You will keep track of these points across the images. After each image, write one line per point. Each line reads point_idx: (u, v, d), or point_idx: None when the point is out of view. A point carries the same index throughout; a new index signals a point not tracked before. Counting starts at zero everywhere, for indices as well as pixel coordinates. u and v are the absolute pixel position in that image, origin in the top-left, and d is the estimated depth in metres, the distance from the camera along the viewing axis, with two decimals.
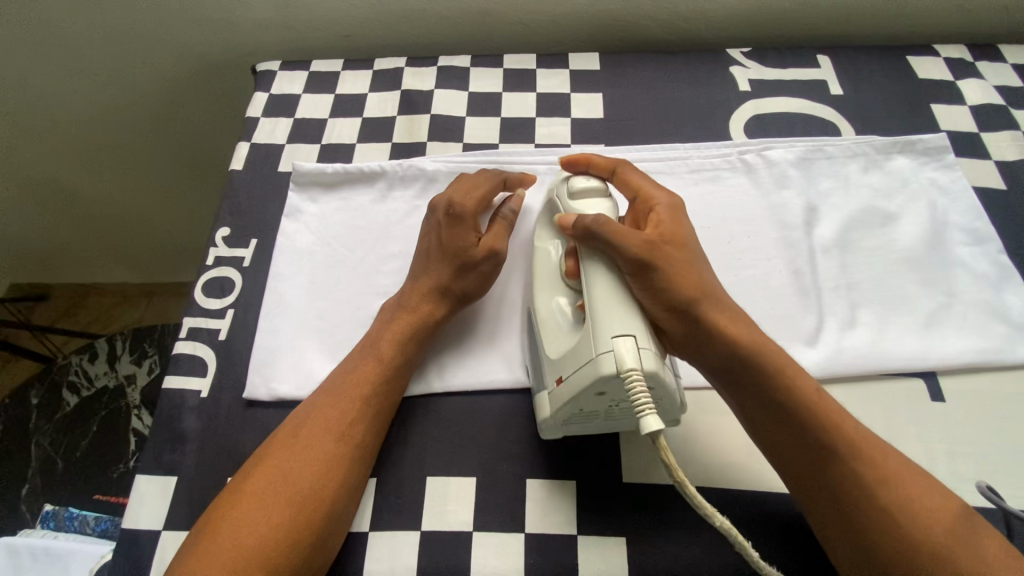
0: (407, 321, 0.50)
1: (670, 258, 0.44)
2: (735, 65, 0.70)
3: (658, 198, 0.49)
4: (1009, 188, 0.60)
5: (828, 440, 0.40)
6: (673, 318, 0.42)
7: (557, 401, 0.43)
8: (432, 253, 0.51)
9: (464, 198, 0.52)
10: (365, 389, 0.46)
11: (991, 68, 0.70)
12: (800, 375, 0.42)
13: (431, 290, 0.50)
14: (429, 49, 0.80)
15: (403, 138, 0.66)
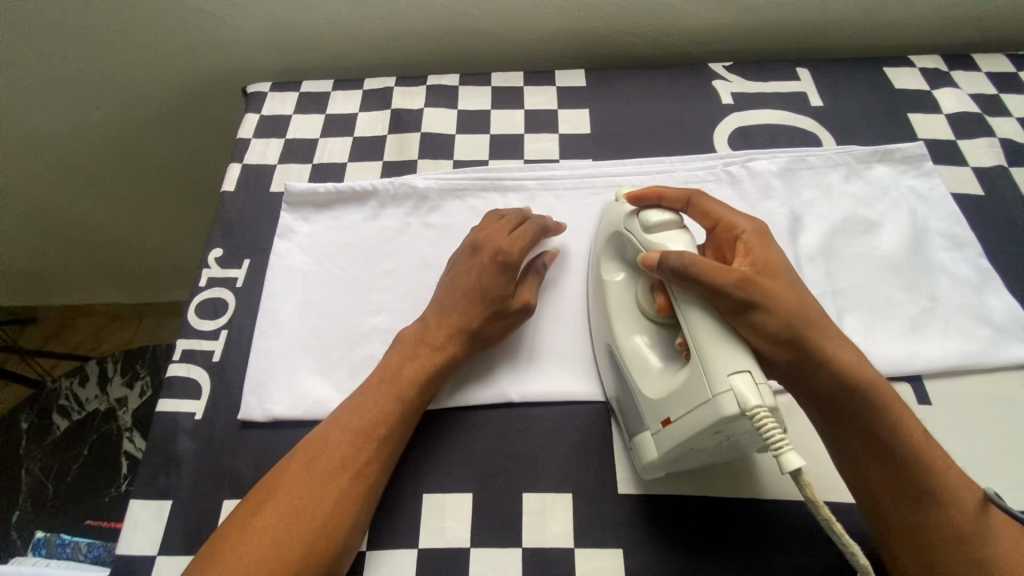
0: (433, 349, 0.50)
1: (772, 292, 0.42)
2: (717, 79, 0.71)
3: (743, 223, 0.46)
4: (987, 193, 0.62)
5: (908, 468, 0.42)
6: (780, 352, 0.42)
7: (666, 443, 0.42)
8: (471, 294, 0.51)
9: (510, 244, 0.52)
10: (387, 417, 0.46)
11: (965, 77, 0.72)
12: (889, 405, 0.43)
13: (460, 331, 0.50)
14: (418, 68, 0.82)
15: (394, 156, 0.67)
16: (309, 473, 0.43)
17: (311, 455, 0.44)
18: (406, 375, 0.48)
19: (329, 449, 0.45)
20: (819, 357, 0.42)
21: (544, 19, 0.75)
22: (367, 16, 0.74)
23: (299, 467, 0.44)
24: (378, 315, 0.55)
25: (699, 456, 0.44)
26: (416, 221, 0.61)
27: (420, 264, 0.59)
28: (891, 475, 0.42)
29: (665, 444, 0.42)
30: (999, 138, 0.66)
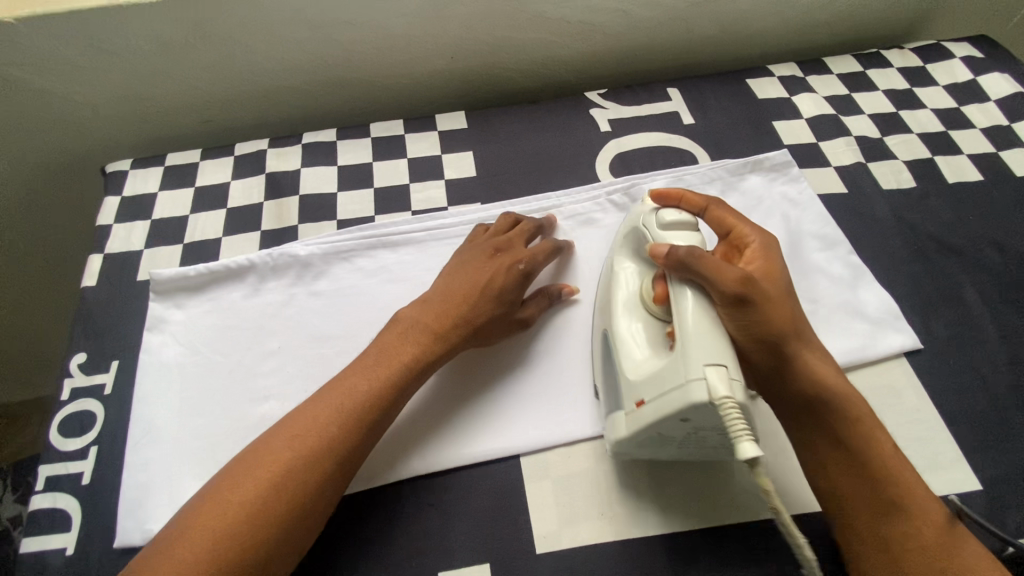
0: (411, 348, 0.49)
1: (769, 298, 0.44)
2: (594, 107, 0.73)
3: (751, 235, 0.48)
4: (850, 190, 0.66)
5: (874, 472, 0.43)
6: (763, 352, 0.44)
7: (638, 423, 0.43)
8: (488, 290, 0.52)
9: (535, 257, 0.55)
10: (352, 418, 0.45)
11: (819, 80, 0.76)
12: (865, 416, 0.45)
13: (470, 322, 0.51)
14: (298, 124, 0.79)
15: (273, 223, 0.63)
16: (270, 471, 0.42)
17: (275, 456, 0.42)
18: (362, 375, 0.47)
19: (292, 445, 0.43)
20: (800, 360, 0.45)
21: (418, 64, 0.74)
22: (232, 78, 0.71)
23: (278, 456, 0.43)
24: (266, 402, 0.52)
25: (666, 446, 0.45)
26: (301, 291, 0.58)
27: (309, 337, 0.55)
28: (863, 479, 0.43)
29: (634, 425, 0.43)
30: (854, 136, 0.70)
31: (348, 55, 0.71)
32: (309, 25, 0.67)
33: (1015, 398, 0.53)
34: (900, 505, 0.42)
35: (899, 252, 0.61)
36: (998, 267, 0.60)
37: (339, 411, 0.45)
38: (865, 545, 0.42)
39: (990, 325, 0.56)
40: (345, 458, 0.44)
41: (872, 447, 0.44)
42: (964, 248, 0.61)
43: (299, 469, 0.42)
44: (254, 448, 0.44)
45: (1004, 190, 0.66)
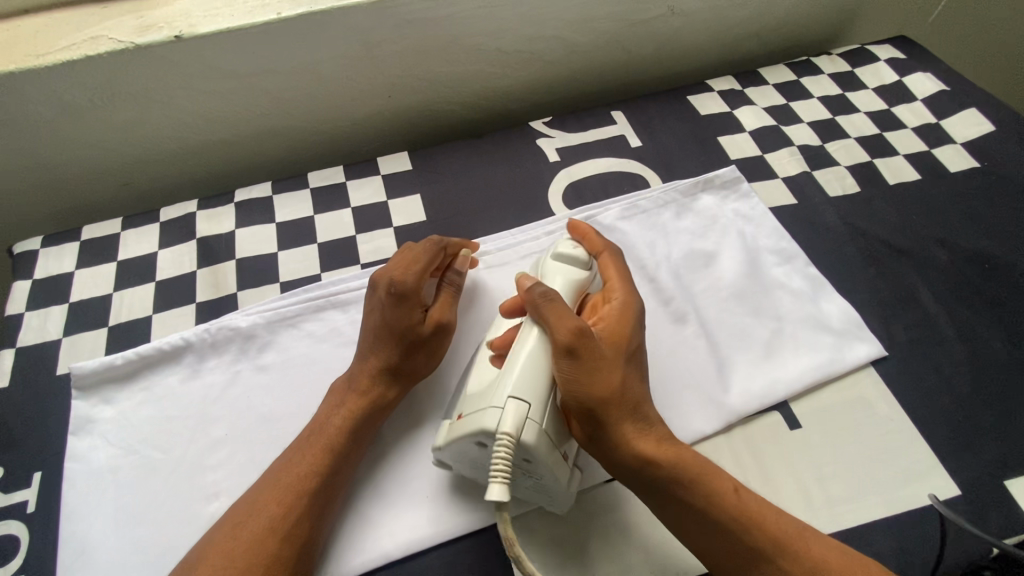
0: (336, 415, 0.47)
1: (601, 351, 0.44)
2: (540, 137, 0.72)
3: (616, 293, 0.49)
4: (798, 201, 0.66)
5: (724, 531, 0.41)
6: (587, 417, 0.43)
7: (446, 434, 0.44)
8: (378, 334, 0.48)
9: (404, 274, 0.49)
10: (292, 502, 0.42)
11: (758, 92, 0.77)
12: (702, 474, 0.43)
13: (378, 370, 0.48)
14: (229, 177, 0.74)
15: (209, 293, 0.58)
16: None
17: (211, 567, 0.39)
18: (303, 451, 0.45)
19: (229, 548, 0.40)
20: (626, 429, 0.43)
21: (353, 106, 0.71)
22: (149, 138, 0.66)
23: (247, 513, 0.42)
24: (216, 499, 0.47)
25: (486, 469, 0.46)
26: (245, 367, 0.53)
27: (258, 418, 0.51)
28: (718, 540, 0.42)
29: (445, 433, 0.44)
30: (797, 145, 0.71)
31: (276, 102, 0.67)
32: (229, 76, 0.63)
33: (979, 397, 0.53)
34: (757, 556, 0.41)
35: (853, 259, 0.62)
36: (946, 266, 0.61)
37: (283, 495, 0.42)
38: None
39: (947, 324, 0.57)
40: (293, 550, 0.41)
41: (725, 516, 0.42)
42: (913, 249, 0.62)
43: (273, 519, 0.41)
44: (236, 511, 0.42)
45: (941, 188, 0.67)
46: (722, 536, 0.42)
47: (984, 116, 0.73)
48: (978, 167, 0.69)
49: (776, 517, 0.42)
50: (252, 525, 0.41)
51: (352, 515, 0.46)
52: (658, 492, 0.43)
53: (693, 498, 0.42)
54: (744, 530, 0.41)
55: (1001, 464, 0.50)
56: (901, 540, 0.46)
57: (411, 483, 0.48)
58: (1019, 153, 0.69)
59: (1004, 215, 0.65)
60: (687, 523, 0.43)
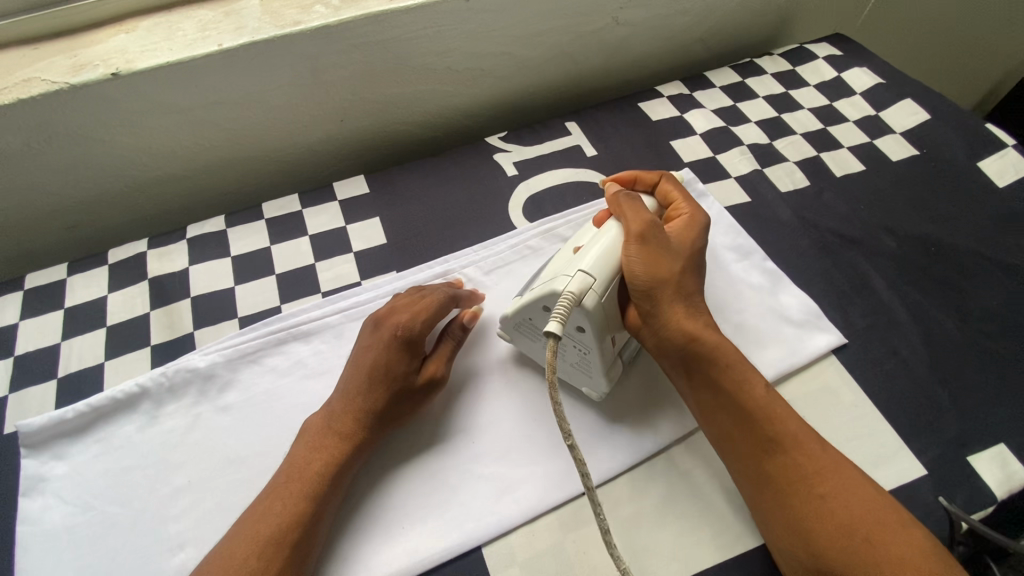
0: (317, 457, 0.45)
1: (664, 245, 0.48)
2: (497, 151, 0.72)
3: (683, 207, 0.52)
4: (752, 197, 0.68)
5: (756, 416, 0.44)
6: (645, 299, 0.47)
7: (520, 302, 0.48)
8: (375, 374, 0.48)
9: (412, 318, 0.49)
10: (269, 556, 0.40)
11: (706, 95, 0.79)
12: (738, 366, 0.46)
13: (368, 408, 0.47)
14: (182, 212, 0.72)
15: (164, 335, 0.56)
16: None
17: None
18: (281, 499, 0.43)
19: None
20: (676, 316, 0.47)
21: (305, 131, 0.70)
22: (93, 178, 0.64)
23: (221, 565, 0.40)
24: (181, 551, 0.45)
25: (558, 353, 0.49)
26: (206, 410, 0.51)
27: (223, 460, 0.49)
28: (748, 424, 0.44)
29: (518, 304, 0.48)
30: (746, 144, 0.73)
31: (225, 135, 0.66)
32: (175, 110, 0.62)
33: (936, 376, 0.55)
34: (784, 447, 0.43)
35: (808, 250, 0.64)
36: (895, 252, 0.63)
37: (263, 547, 0.41)
38: (771, 492, 0.42)
39: (901, 308, 0.59)
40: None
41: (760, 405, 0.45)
42: (864, 238, 0.64)
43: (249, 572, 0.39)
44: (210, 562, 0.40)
45: (885, 176, 0.70)
46: (741, 420, 0.44)
47: (919, 105, 0.76)
48: (917, 155, 0.72)
49: (796, 422, 0.44)
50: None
51: (332, 557, 0.45)
52: (692, 368, 0.47)
53: (723, 377, 0.46)
54: (763, 419, 0.44)
55: (962, 440, 0.52)
56: None
57: (390, 517, 0.47)
58: (954, 138, 0.73)
59: (945, 199, 0.68)
60: (710, 403, 0.46)
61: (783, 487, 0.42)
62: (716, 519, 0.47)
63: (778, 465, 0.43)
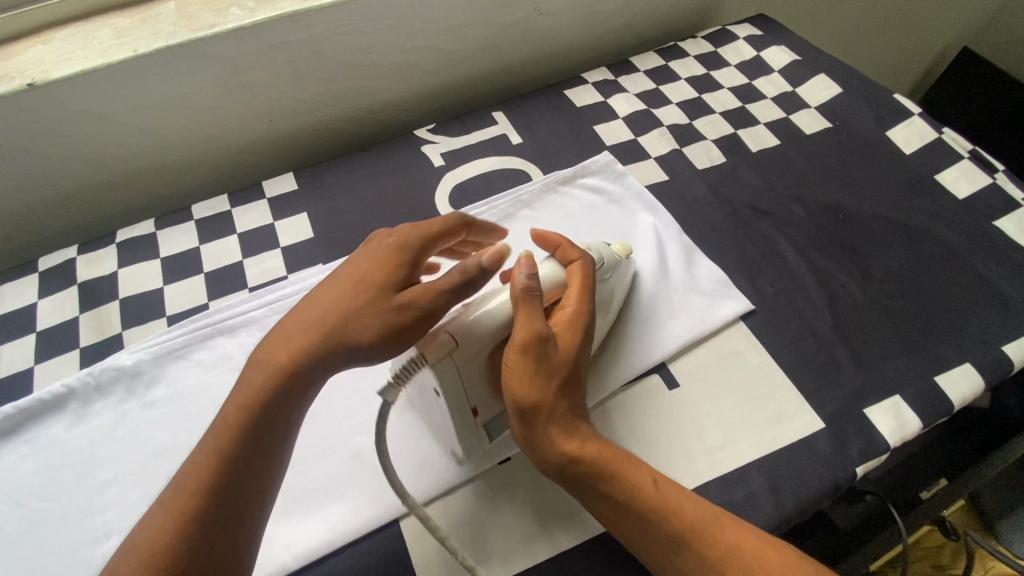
0: (265, 380, 0.41)
1: (546, 360, 0.44)
2: (425, 143, 0.74)
3: (569, 306, 0.48)
4: (669, 176, 0.71)
5: (649, 516, 0.42)
6: (518, 411, 0.44)
7: None
8: (347, 285, 0.43)
9: (403, 230, 0.46)
10: (193, 505, 0.37)
11: (630, 79, 0.81)
12: (625, 471, 0.44)
13: (338, 321, 0.42)
14: (118, 219, 0.73)
15: (93, 337, 0.58)
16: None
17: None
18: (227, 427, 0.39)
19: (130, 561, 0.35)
20: (552, 433, 0.44)
21: (234, 133, 0.71)
22: (19, 189, 0.65)
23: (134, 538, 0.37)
24: (106, 540, 0.47)
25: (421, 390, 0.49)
26: (133, 405, 0.53)
27: (149, 453, 0.51)
28: (647, 530, 0.42)
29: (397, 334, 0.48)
30: (666, 125, 0.76)
31: (153, 140, 0.67)
32: (95, 118, 0.63)
33: (838, 336, 0.58)
34: (686, 540, 0.41)
35: (722, 224, 0.66)
36: (804, 221, 0.66)
37: (196, 485, 0.38)
38: None
39: (807, 274, 0.62)
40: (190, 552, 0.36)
41: (654, 507, 0.42)
42: (774, 209, 0.67)
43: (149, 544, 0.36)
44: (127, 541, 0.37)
45: (798, 150, 0.73)
46: (638, 525, 0.42)
47: (833, 80, 0.79)
48: (830, 127, 0.75)
49: (693, 505, 0.43)
50: (154, 527, 0.36)
51: None
52: (580, 480, 0.44)
53: (611, 488, 0.43)
54: (660, 519, 0.42)
55: (860, 394, 0.54)
56: (772, 477, 0.50)
57: (304, 499, 0.49)
58: (864, 110, 0.76)
59: (853, 169, 0.71)
60: (606, 510, 0.43)
61: None
62: None
63: (687, 562, 0.41)
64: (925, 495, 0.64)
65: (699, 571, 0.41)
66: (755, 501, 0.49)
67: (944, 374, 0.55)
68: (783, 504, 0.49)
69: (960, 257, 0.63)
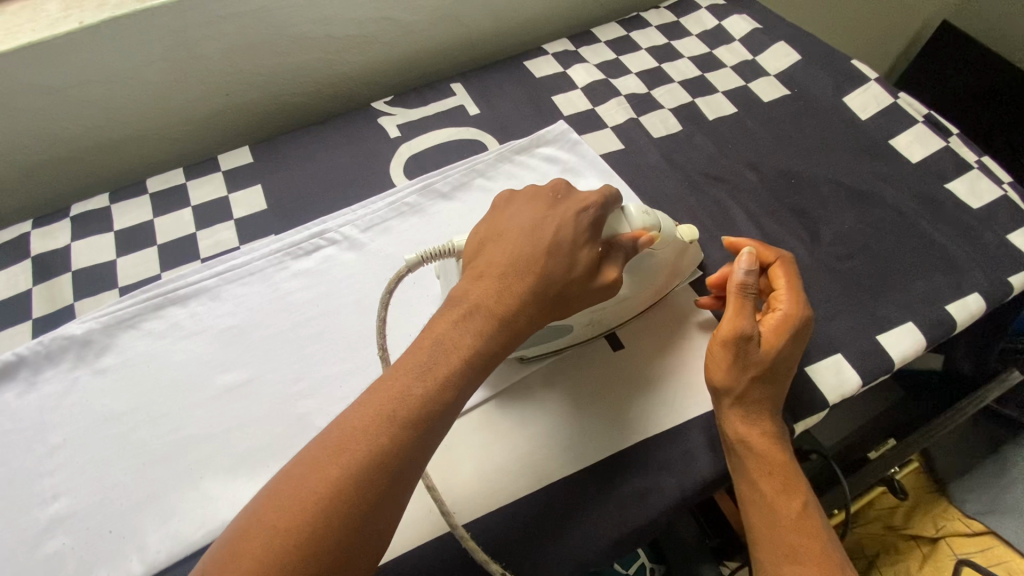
0: (485, 328, 0.40)
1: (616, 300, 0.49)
2: (382, 116, 0.73)
3: (782, 303, 0.50)
4: (625, 144, 0.71)
5: (748, 448, 0.47)
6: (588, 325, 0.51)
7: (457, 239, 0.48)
8: (554, 248, 0.43)
9: (595, 203, 0.45)
10: (393, 433, 0.36)
11: (589, 50, 0.81)
12: (731, 415, 0.48)
13: (530, 292, 0.42)
14: (76, 195, 0.73)
15: (45, 308, 0.58)
16: (283, 522, 0.33)
17: (278, 509, 0.33)
18: (413, 375, 0.38)
19: (313, 490, 0.33)
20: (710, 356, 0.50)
21: (189, 107, 0.71)
22: None
23: (329, 458, 0.35)
24: (55, 501, 0.48)
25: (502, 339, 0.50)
26: (83, 373, 0.54)
27: (98, 418, 0.52)
28: (732, 454, 0.48)
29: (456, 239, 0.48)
30: (624, 95, 0.75)
31: (108, 113, 0.67)
32: (48, 92, 0.62)
33: None
34: (771, 474, 0.47)
35: (676, 191, 0.67)
36: (756, 186, 0.67)
37: (379, 428, 0.36)
38: (749, 506, 0.48)
39: (756, 238, 0.63)
40: (380, 495, 0.35)
41: (747, 446, 0.47)
42: (727, 175, 0.68)
43: (365, 468, 0.34)
44: (325, 446, 0.35)
45: (755, 117, 0.73)
46: (729, 449, 0.49)
47: (792, 47, 0.79)
48: (787, 95, 0.75)
49: (781, 459, 0.48)
50: (332, 466, 0.34)
51: (196, 494, 0.48)
52: (715, 395, 0.49)
53: (726, 413, 0.48)
54: (748, 454, 0.47)
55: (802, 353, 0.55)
56: (712, 434, 0.51)
57: (246, 460, 0.50)
58: (822, 77, 0.75)
59: (809, 136, 0.71)
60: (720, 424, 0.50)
61: (769, 513, 0.47)
62: (545, 457, 0.50)
63: (758, 486, 0.47)
64: (872, 455, 0.67)
65: (756, 498, 0.47)
66: (692, 458, 0.50)
67: (887, 333, 0.56)
68: (720, 460, 0.50)
69: (909, 219, 0.63)
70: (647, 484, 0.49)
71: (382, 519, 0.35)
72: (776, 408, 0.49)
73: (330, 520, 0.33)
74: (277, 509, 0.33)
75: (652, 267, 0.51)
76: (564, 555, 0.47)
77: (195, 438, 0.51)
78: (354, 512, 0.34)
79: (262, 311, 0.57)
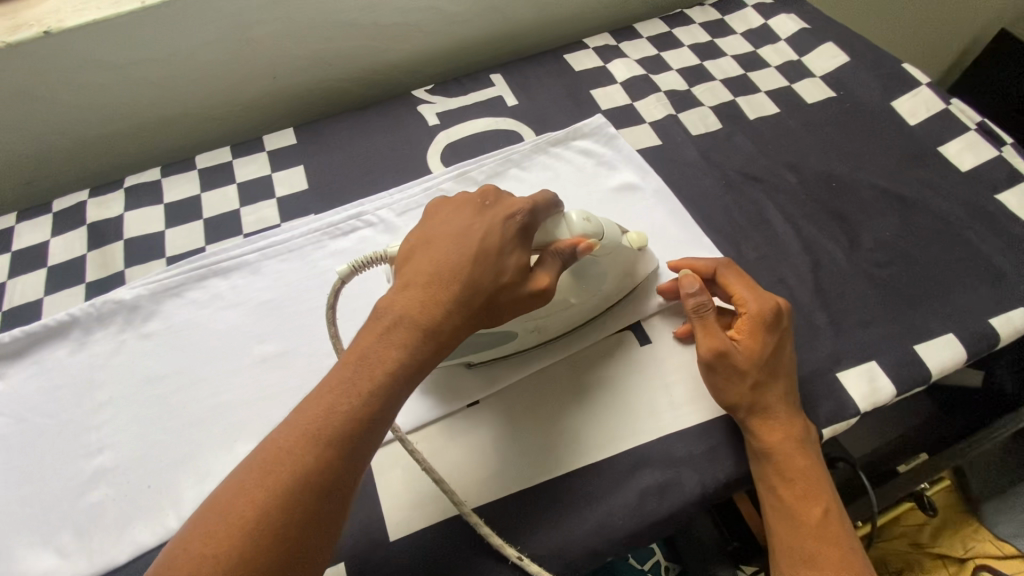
0: (415, 341, 0.40)
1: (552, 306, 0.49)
2: (421, 104, 0.75)
3: (747, 302, 0.50)
4: (662, 141, 0.70)
5: (768, 451, 0.47)
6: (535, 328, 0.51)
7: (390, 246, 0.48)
8: (482, 257, 0.43)
9: (520, 209, 0.45)
10: (319, 453, 0.36)
11: (631, 45, 0.81)
12: (748, 419, 0.48)
13: (459, 302, 0.42)
14: (129, 168, 0.77)
15: (98, 273, 0.62)
16: (212, 546, 0.32)
17: (203, 536, 0.33)
18: (340, 390, 0.38)
19: (241, 510, 0.33)
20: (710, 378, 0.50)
21: (238, 88, 0.74)
22: (37, 136, 0.69)
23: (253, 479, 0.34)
24: (98, 455, 0.51)
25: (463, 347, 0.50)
26: (130, 336, 0.56)
27: (140, 380, 0.54)
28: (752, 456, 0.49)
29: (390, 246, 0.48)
30: (664, 91, 0.75)
31: (165, 93, 0.70)
32: (113, 69, 0.66)
33: (819, 300, 0.58)
34: (793, 478, 0.47)
35: (711, 189, 0.66)
36: (795, 188, 0.66)
37: (303, 447, 0.36)
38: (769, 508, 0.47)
39: (793, 241, 0.62)
40: (308, 511, 0.34)
41: (766, 449, 0.47)
42: (765, 176, 0.67)
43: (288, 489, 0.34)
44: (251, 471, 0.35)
45: (798, 119, 0.72)
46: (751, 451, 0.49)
47: (841, 48, 0.77)
48: (833, 97, 0.73)
49: (805, 464, 0.47)
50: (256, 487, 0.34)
51: (227, 458, 0.50)
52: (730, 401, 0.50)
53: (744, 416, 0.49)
54: (768, 456, 0.47)
55: (835, 358, 0.54)
56: (735, 434, 0.51)
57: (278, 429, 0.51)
58: (871, 80, 0.74)
59: (853, 139, 0.69)
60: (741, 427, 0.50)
61: (788, 516, 0.46)
62: (563, 442, 0.51)
63: (778, 488, 0.47)
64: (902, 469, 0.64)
65: (776, 500, 0.47)
66: (714, 456, 0.50)
67: (924, 343, 0.54)
68: (743, 461, 0.50)
69: (955, 228, 0.61)
70: (667, 479, 0.49)
71: (314, 539, 0.34)
72: (799, 414, 0.49)
73: (257, 539, 0.33)
74: (205, 535, 0.33)
75: (599, 275, 0.51)
76: (581, 543, 0.47)
77: (230, 405, 0.53)
78: (283, 532, 0.33)
79: (298, 287, 0.59)
